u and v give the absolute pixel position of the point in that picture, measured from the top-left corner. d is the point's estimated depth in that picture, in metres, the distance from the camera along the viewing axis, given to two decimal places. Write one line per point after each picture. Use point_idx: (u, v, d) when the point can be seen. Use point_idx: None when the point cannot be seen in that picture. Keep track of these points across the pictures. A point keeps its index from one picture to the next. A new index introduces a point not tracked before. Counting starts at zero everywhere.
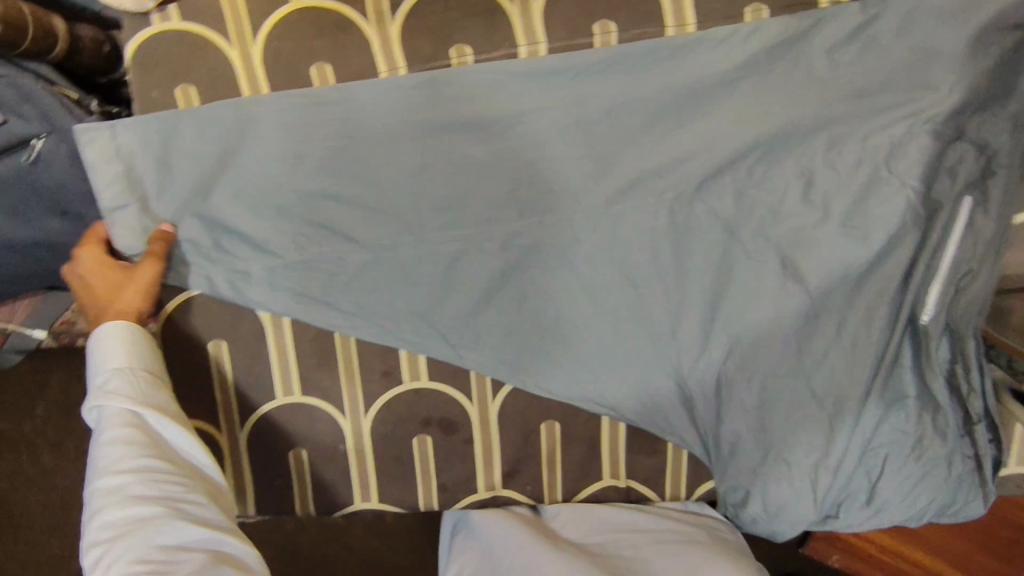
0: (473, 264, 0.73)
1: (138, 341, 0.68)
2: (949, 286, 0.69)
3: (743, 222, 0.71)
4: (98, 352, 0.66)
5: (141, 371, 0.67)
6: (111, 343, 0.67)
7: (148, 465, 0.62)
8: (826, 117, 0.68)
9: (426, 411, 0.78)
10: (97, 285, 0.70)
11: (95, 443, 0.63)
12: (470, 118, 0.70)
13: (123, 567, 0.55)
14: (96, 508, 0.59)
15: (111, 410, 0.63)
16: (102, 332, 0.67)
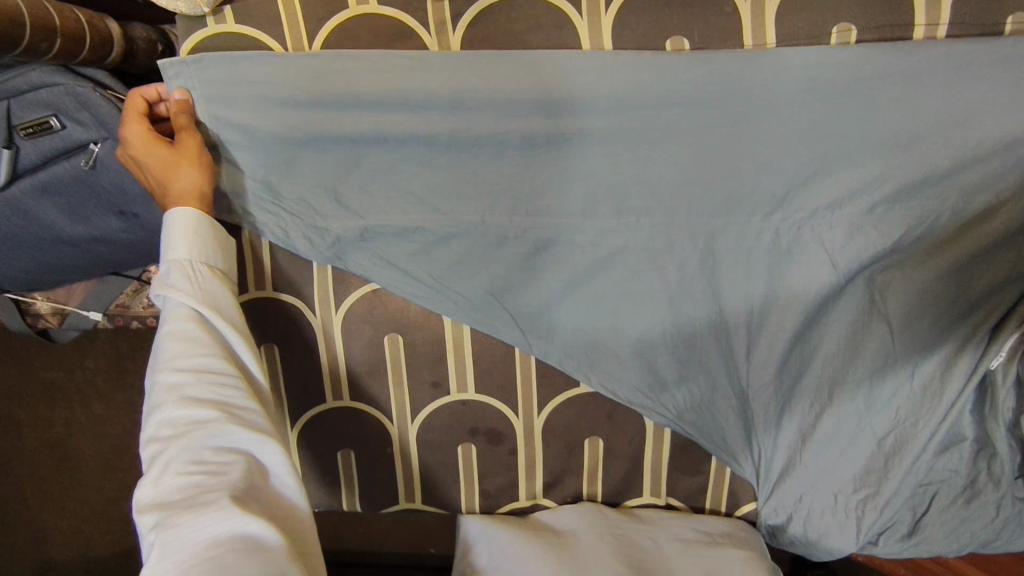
0: (528, 278, 0.74)
1: (205, 232, 0.67)
2: None
3: (805, 252, 0.70)
4: (166, 238, 0.65)
5: (202, 265, 0.66)
6: (178, 232, 0.65)
7: (207, 367, 0.62)
8: (900, 149, 0.66)
9: (473, 420, 0.79)
10: (145, 162, 0.66)
11: (160, 331, 0.63)
12: (529, 136, 0.69)
13: (178, 466, 0.58)
14: (155, 400, 0.60)
15: (175, 303, 0.64)
16: (168, 219, 0.65)
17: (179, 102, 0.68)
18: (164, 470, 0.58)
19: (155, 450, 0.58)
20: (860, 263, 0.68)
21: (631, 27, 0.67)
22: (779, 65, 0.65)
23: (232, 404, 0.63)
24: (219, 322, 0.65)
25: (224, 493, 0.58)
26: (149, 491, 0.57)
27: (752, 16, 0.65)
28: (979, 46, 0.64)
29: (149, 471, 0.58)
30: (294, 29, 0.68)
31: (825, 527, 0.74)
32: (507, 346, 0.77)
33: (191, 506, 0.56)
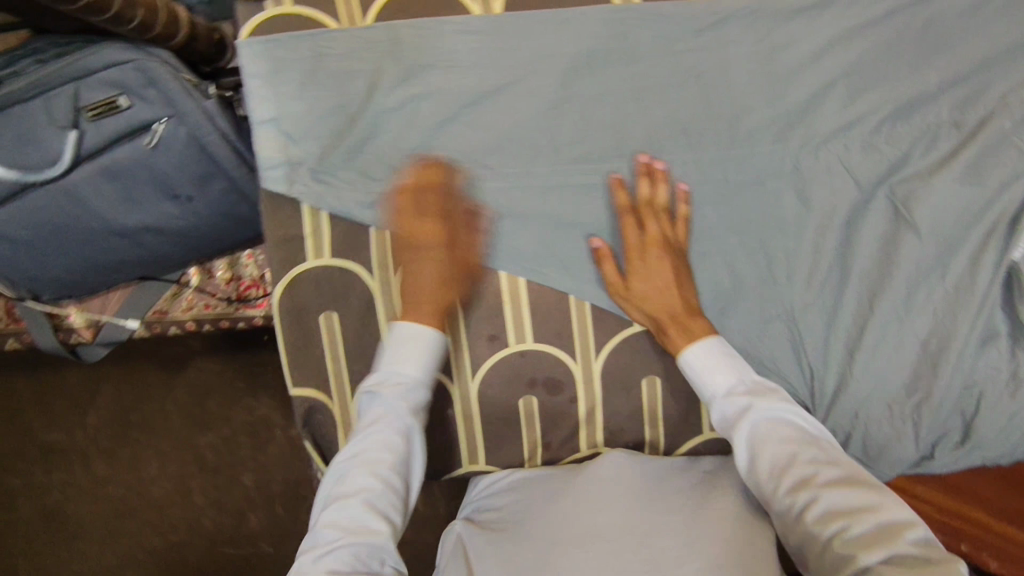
0: (575, 223, 0.78)
1: (438, 359, 0.73)
2: None
3: (828, 173, 0.76)
4: (415, 354, 0.72)
5: (415, 384, 0.71)
6: (411, 348, 0.72)
7: (384, 477, 0.67)
8: (906, 71, 0.74)
9: (533, 371, 0.81)
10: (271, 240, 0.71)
11: (365, 428, 0.69)
12: (568, 90, 0.76)
13: (327, 563, 0.61)
14: (336, 494, 0.67)
15: (374, 414, 0.69)
16: (410, 334, 0.72)
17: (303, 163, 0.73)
18: (315, 563, 0.62)
19: (327, 535, 0.63)
20: (881, 178, 0.75)
21: None
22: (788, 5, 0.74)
23: (390, 514, 0.66)
24: (416, 438, 0.70)
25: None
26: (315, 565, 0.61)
27: None
28: None
29: (309, 554, 0.63)
30: (347, 8, 0.75)
31: (883, 436, 0.77)
32: (561, 293, 0.80)
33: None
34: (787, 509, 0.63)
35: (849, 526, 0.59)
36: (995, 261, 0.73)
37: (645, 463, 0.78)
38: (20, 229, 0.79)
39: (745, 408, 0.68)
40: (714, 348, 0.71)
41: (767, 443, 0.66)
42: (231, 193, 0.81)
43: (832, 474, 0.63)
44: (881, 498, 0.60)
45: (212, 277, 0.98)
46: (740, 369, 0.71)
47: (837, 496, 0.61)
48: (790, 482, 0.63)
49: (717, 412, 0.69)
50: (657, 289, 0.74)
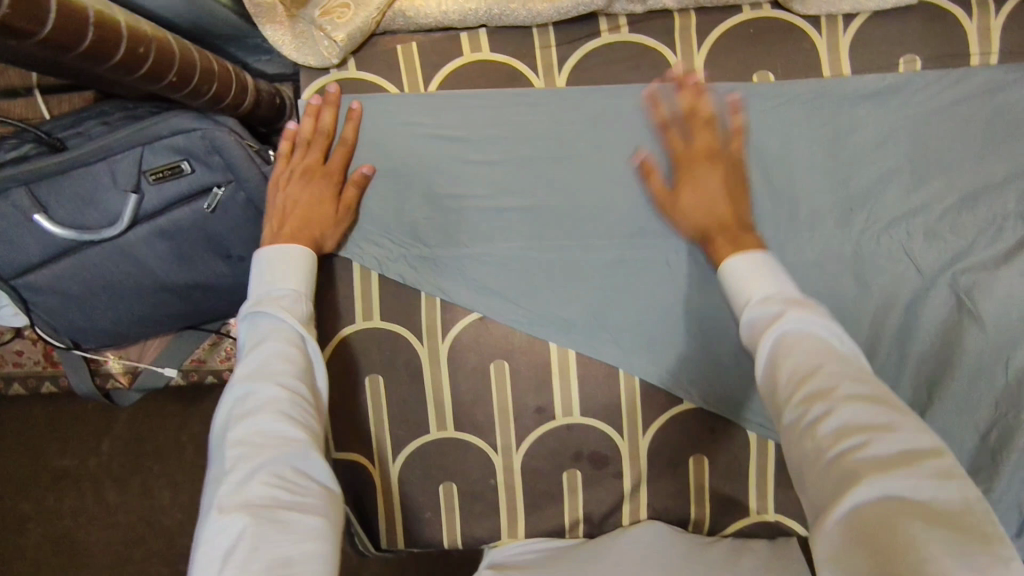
0: (628, 297, 0.78)
1: (309, 284, 0.67)
2: None
3: (889, 257, 0.75)
4: (274, 268, 0.66)
5: (302, 299, 0.65)
6: (281, 266, 0.66)
7: (297, 386, 0.58)
8: (970, 161, 0.74)
9: (578, 445, 0.80)
10: (303, 202, 0.71)
11: (253, 347, 0.60)
12: (627, 163, 0.75)
13: (255, 484, 0.52)
14: (248, 408, 0.56)
15: (275, 325, 0.61)
16: (283, 250, 0.67)
17: (332, 96, 0.73)
18: (239, 488, 0.51)
19: (234, 451, 0.53)
20: (943, 265, 0.74)
21: (722, 64, 0.75)
22: (853, 90, 0.74)
23: (312, 423, 0.58)
24: (311, 346, 0.62)
25: (289, 505, 0.52)
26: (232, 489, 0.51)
27: (829, 51, 0.75)
28: None
29: (229, 475, 0.52)
30: (410, 76, 0.76)
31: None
32: (610, 367, 0.78)
33: (270, 510, 0.51)
34: (794, 423, 0.51)
35: (892, 491, 0.45)
36: None
37: (684, 536, 0.76)
38: (72, 283, 0.79)
39: (775, 315, 0.57)
40: (754, 264, 0.62)
41: (793, 348, 0.54)
42: None
43: (859, 391, 0.50)
44: (943, 463, 0.46)
45: None
46: (779, 280, 0.60)
47: (870, 422, 0.48)
48: (828, 404, 0.50)
49: (752, 316, 0.59)
50: (705, 197, 0.69)
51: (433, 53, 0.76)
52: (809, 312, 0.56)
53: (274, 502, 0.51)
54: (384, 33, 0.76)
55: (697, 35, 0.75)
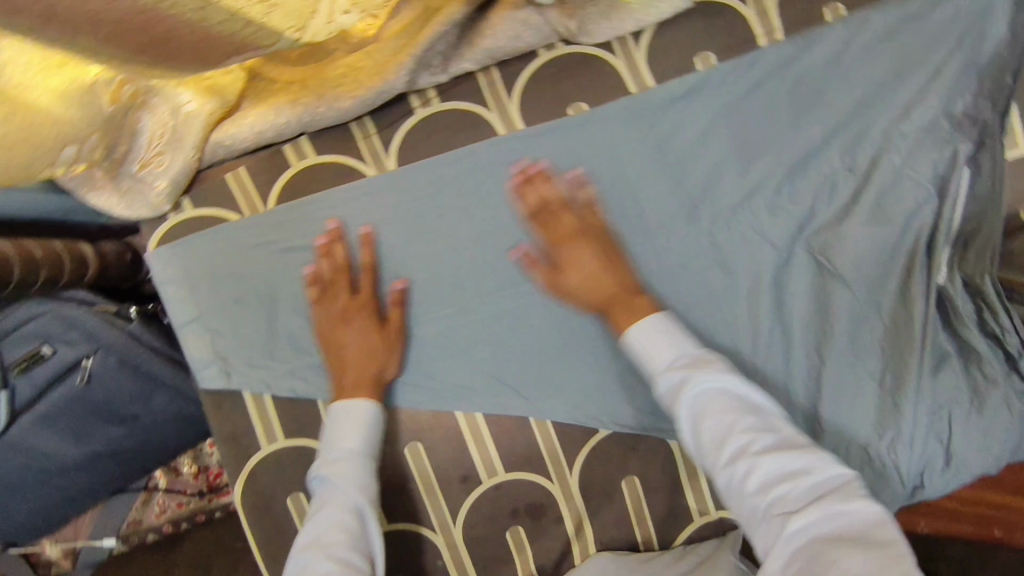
0: (516, 346, 0.79)
1: (375, 429, 0.71)
2: (957, 244, 0.73)
3: (742, 241, 0.78)
4: (338, 432, 0.70)
5: (366, 458, 0.69)
6: (348, 426, 0.70)
7: (349, 559, 0.61)
8: (790, 132, 0.76)
9: (512, 501, 0.80)
10: (353, 350, 0.73)
11: (316, 512, 0.64)
12: (475, 222, 0.77)
13: None
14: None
15: (330, 492, 0.65)
16: (338, 413, 0.71)
17: (335, 232, 0.75)
18: None
19: None
20: (793, 235, 0.77)
21: (535, 107, 0.77)
22: (662, 98, 0.76)
23: None
24: (368, 516, 0.65)
25: None
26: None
27: (628, 69, 0.77)
28: (824, 43, 0.75)
29: None
30: (246, 198, 0.77)
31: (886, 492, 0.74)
32: (519, 418, 0.79)
33: None
34: (727, 482, 0.56)
35: (831, 529, 0.50)
36: (925, 290, 0.73)
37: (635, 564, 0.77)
38: None
39: (685, 377, 0.60)
40: (658, 328, 0.64)
41: (713, 417, 0.58)
42: (176, 397, 0.82)
43: (771, 439, 0.56)
44: (859, 493, 0.52)
45: (178, 475, 0.95)
46: (682, 344, 0.63)
47: (791, 465, 0.54)
48: (745, 459, 0.55)
49: (666, 384, 0.61)
50: (591, 276, 0.70)
51: (262, 171, 0.77)
52: (711, 372, 0.60)
53: None
54: (210, 166, 0.77)
55: (504, 87, 0.77)
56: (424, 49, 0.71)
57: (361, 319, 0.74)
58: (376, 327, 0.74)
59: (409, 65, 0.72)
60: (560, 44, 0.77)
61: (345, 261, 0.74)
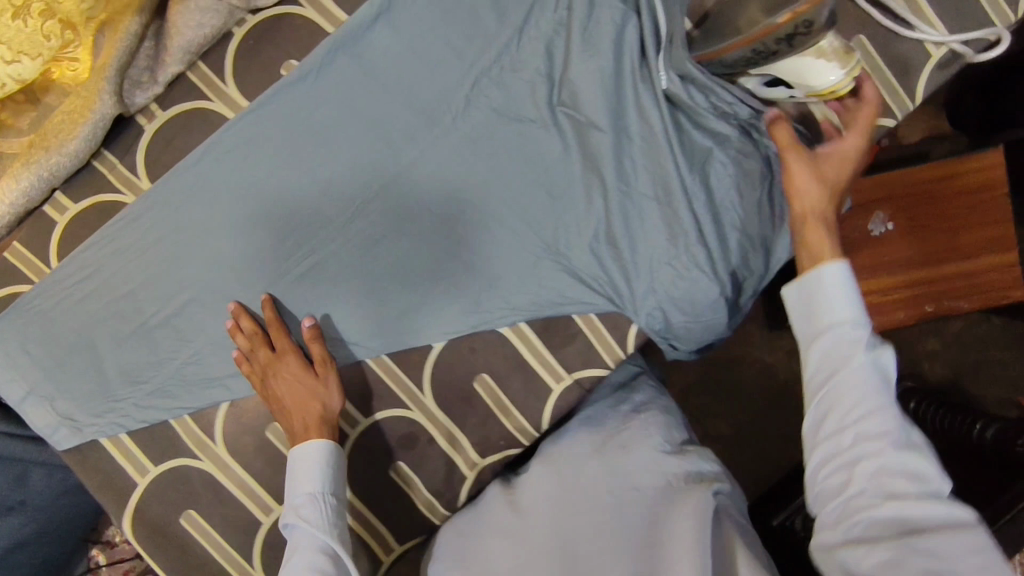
0: (328, 301, 0.82)
1: (332, 468, 0.76)
2: (665, 44, 0.74)
3: (488, 124, 0.80)
4: (302, 473, 0.74)
5: (331, 495, 0.75)
6: (306, 470, 0.75)
7: None
8: (488, 9, 0.78)
9: (385, 441, 0.83)
10: (287, 395, 0.78)
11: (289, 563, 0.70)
12: (242, 203, 0.80)
13: None
14: None
15: (305, 535, 0.72)
16: (302, 451, 0.75)
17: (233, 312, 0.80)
18: None
19: None
20: (532, 99, 0.79)
21: (249, 79, 0.79)
22: (357, 25, 0.78)
23: None
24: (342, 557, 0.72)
25: None
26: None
27: (318, 11, 0.78)
28: None
29: None
30: (30, 265, 0.80)
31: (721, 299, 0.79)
32: (357, 364, 0.82)
33: None
34: (834, 455, 0.62)
35: (893, 529, 0.57)
36: (654, 98, 0.75)
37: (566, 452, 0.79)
38: None
39: (857, 345, 0.63)
40: (846, 284, 0.66)
41: (846, 393, 0.62)
42: (54, 469, 0.87)
43: (893, 442, 0.59)
44: (943, 522, 0.55)
45: (113, 547, 1.02)
46: (852, 305, 0.65)
47: (901, 457, 0.58)
48: (865, 448, 0.60)
49: (834, 340, 0.65)
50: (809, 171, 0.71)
51: (34, 235, 0.80)
52: (857, 349, 0.63)
53: None
54: None
55: (214, 74, 0.79)
56: (118, 68, 0.75)
57: (287, 368, 0.78)
58: (306, 369, 0.78)
59: (110, 89, 0.75)
60: (249, 15, 0.78)
61: (252, 328, 0.79)
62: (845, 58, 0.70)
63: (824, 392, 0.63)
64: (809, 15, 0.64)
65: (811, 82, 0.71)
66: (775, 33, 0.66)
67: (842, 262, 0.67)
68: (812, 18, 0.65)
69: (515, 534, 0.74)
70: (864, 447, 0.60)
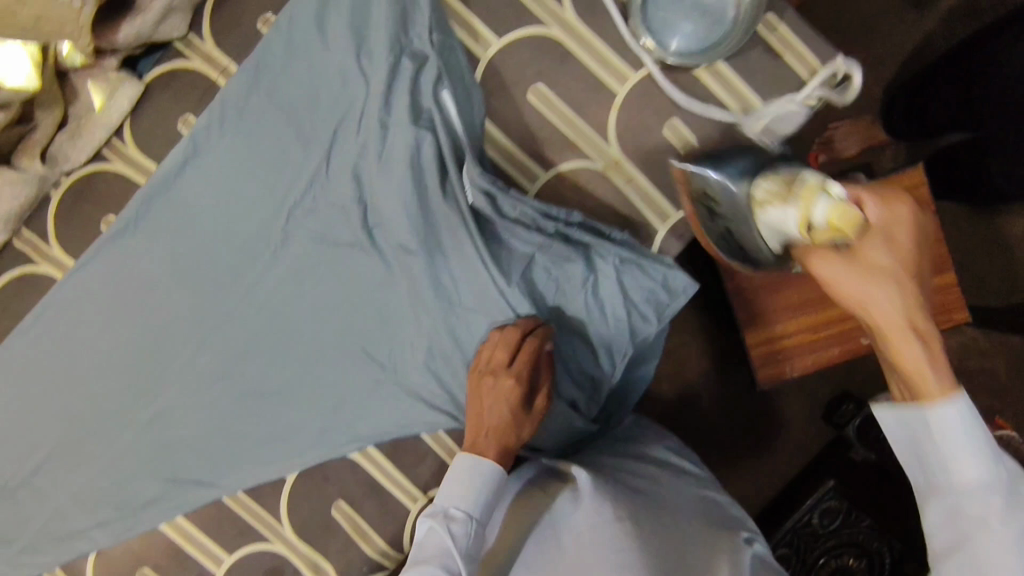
0: (174, 447, 0.81)
1: (495, 495, 0.71)
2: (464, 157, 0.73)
3: (310, 252, 0.79)
4: (457, 485, 0.70)
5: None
6: (461, 484, 0.70)
7: None
8: (292, 139, 0.78)
9: (252, 575, 0.82)
10: (491, 414, 0.72)
11: None
12: (80, 357, 0.81)
13: None
14: None
15: None
16: (467, 463, 0.71)
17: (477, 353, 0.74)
18: None
19: None
20: (347, 223, 0.77)
21: (73, 238, 0.80)
22: (165, 172, 0.78)
23: None
24: None
25: None
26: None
27: (130, 164, 0.80)
28: (273, 47, 0.76)
29: None
30: None
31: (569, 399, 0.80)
32: (214, 503, 0.82)
33: None
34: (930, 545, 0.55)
35: None
36: (460, 214, 0.73)
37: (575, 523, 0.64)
38: None
39: (981, 505, 0.52)
40: (962, 429, 0.54)
41: (967, 528, 0.52)
42: None
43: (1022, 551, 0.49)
44: None
45: None
46: (978, 449, 0.53)
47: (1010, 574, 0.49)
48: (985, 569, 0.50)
49: (951, 499, 0.54)
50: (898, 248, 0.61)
51: None
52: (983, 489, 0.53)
53: None
54: None
55: (39, 237, 0.80)
56: None
57: (495, 387, 0.72)
58: (512, 389, 0.71)
59: None
60: (64, 176, 0.80)
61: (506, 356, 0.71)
62: (787, 194, 0.63)
63: (937, 517, 0.55)
64: (698, 184, 0.71)
65: (785, 231, 0.64)
66: (699, 217, 0.72)
67: (955, 404, 0.54)
68: (706, 191, 0.70)
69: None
70: (963, 522, 0.53)
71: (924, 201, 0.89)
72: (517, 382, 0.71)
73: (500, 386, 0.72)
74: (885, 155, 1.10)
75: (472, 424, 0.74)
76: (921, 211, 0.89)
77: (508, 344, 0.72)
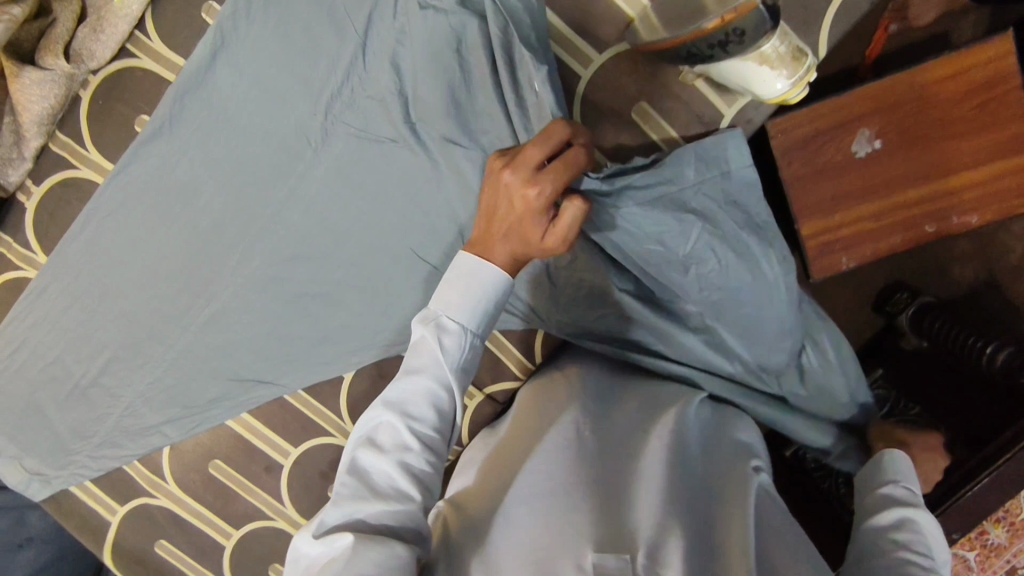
0: (230, 348, 0.81)
1: (494, 305, 0.59)
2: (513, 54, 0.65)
3: (349, 147, 0.75)
4: (476, 278, 0.58)
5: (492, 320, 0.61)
6: (459, 291, 0.59)
7: (418, 423, 0.57)
8: (323, 25, 0.72)
9: (319, 466, 0.85)
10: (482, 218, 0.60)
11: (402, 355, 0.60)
12: (131, 261, 0.80)
13: (403, 456, 0.56)
14: (418, 376, 0.58)
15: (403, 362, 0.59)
16: (458, 276, 0.59)
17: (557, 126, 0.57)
18: (359, 459, 0.57)
19: (378, 441, 0.57)
20: (385, 115, 0.73)
21: (106, 140, 0.78)
22: (190, 66, 0.74)
23: (403, 460, 0.56)
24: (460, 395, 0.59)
25: (366, 474, 0.56)
26: (306, 537, 0.56)
27: (156, 59, 0.75)
28: None
29: (381, 429, 0.58)
30: None
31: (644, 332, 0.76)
32: (276, 400, 0.83)
33: (375, 466, 0.56)
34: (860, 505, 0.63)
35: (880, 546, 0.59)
36: (501, 102, 0.67)
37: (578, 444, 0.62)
38: None
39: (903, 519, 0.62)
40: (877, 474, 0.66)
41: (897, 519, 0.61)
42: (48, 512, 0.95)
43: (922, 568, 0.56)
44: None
45: None
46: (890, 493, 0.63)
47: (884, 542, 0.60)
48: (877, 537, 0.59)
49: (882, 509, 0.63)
50: None
51: None
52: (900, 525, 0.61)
53: (376, 459, 0.56)
54: None
55: (75, 140, 0.78)
56: None
57: (505, 205, 0.57)
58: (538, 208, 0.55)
59: None
60: (90, 75, 0.76)
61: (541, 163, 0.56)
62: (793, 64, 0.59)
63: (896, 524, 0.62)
64: (741, 23, 0.53)
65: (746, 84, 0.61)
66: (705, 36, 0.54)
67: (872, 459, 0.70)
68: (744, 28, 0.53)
69: (497, 444, 0.72)
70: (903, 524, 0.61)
71: (1013, 74, 0.78)
72: (539, 197, 0.55)
73: (505, 217, 0.57)
74: (965, 22, 0.94)
75: (483, 220, 0.60)
76: (1009, 86, 0.78)
77: (552, 142, 0.57)
